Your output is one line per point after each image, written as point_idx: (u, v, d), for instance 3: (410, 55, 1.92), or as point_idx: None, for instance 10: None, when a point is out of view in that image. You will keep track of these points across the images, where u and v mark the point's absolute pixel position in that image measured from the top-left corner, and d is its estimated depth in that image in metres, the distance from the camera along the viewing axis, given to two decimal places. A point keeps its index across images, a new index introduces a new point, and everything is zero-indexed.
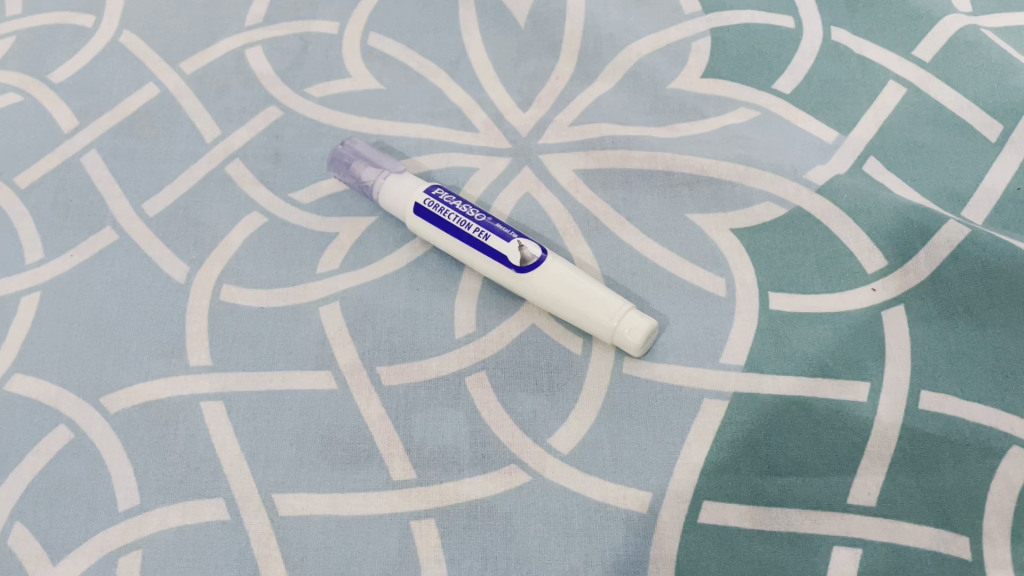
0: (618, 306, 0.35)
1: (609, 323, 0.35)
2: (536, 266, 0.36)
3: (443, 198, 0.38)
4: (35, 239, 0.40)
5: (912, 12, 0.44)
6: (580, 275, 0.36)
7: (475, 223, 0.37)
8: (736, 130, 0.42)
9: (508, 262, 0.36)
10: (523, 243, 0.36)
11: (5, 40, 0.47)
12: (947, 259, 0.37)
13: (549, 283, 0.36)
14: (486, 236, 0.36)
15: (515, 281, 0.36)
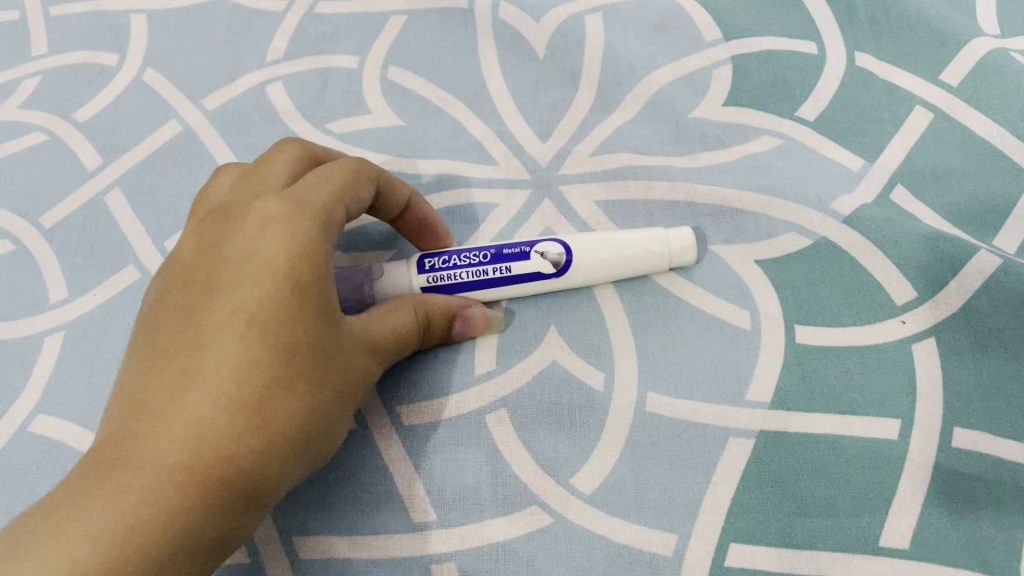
0: (660, 257, 0.36)
1: (663, 254, 0.36)
2: (568, 267, 0.36)
3: (439, 267, 0.36)
4: (59, 279, 0.42)
5: (939, 35, 0.43)
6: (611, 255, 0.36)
7: (488, 264, 0.36)
8: (759, 159, 0.41)
9: (544, 276, 0.36)
10: (540, 250, 0.36)
11: (30, 79, 0.47)
12: (979, 289, 0.36)
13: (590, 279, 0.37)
14: (508, 269, 0.36)
15: (561, 284, 0.37)
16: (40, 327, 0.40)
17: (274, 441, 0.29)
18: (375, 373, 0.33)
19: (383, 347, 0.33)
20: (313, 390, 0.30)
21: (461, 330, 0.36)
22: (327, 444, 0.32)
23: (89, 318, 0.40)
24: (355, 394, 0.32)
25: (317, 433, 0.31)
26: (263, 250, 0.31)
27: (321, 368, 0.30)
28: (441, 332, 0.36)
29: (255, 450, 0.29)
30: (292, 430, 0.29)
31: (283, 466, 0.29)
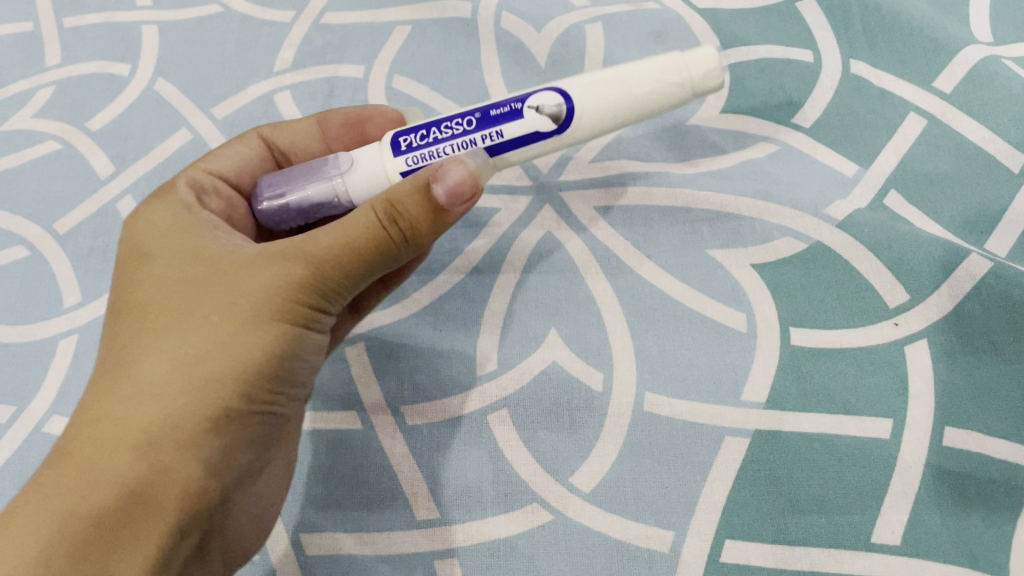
0: (679, 81, 0.31)
1: (678, 86, 0.31)
2: (571, 114, 0.32)
3: (415, 144, 0.32)
4: (73, 283, 0.43)
5: (932, 43, 0.44)
6: (616, 93, 0.31)
7: (476, 132, 0.32)
8: (756, 165, 0.42)
9: (543, 134, 0.32)
10: (535, 105, 0.31)
11: (44, 88, 0.48)
12: (970, 292, 0.37)
13: (597, 122, 0.32)
14: (499, 134, 0.32)
15: (563, 141, 0.33)
16: (54, 331, 0.42)
17: (159, 380, 0.30)
18: (305, 283, 0.31)
19: (315, 252, 0.31)
20: (198, 322, 0.31)
21: (441, 192, 0.30)
22: (252, 368, 0.31)
23: (102, 322, 0.42)
24: (273, 312, 0.31)
25: (223, 359, 0.30)
26: (149, 230, 0.34)
27: (206, 303, 0.31)
28: (415, 208, 0.30)
29: (141, 400, 0.30)
30: (178, 364, 0.30)
31: (184, 399, 0.30)
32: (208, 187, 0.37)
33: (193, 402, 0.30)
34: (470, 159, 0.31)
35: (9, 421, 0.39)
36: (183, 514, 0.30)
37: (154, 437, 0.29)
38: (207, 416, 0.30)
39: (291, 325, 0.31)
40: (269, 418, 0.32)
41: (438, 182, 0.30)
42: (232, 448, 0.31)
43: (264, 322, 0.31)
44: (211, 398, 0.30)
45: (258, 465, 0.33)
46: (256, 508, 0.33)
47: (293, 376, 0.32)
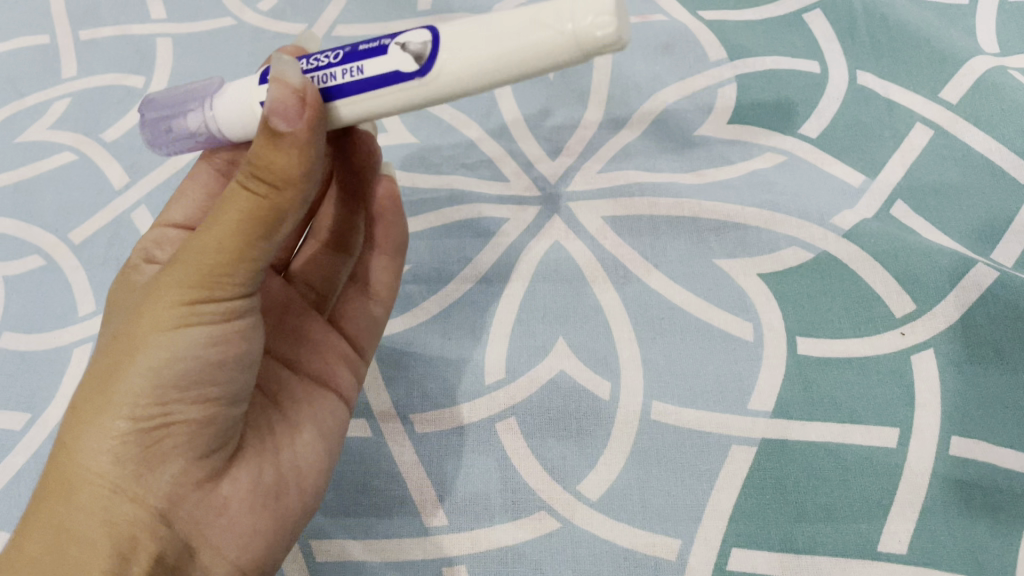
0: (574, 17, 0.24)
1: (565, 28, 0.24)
2: (436, 49, 0.26)
3: None
4: (87, 292, 0.43)
5: (938, 54, 0.44)
6: (490, 56, 0.25)
7: (337, 67, 0.27)
8: (763, 175, 0.42)
9: (402, 76, 0.26)
10: (403, 37, 0.26)
11: (61, 100, 0.49)
12: (977, 302, 0.37)
13: (466, 67, 0.25)
14: (360, 69, 0.27)
15: (435, 90, 0.26)
16: (69, 339, 0.42)
17: (76, 414, 0.29)
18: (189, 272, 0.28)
19: (202, 240, 0.28)
20: (110, 346, 0.29)
21: (283, 128, 0.26)
22: (153, 379, 0.28)
23: None
24: (172, 314, 0.28)
25: (124, 378, 0.28)
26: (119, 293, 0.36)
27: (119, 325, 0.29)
28: (274, 157, 0.26)
29: (63, 431, 0.29)
30: (90, 393, 0.28)
31: (95, 426, 0.28)
32: (160, 239, 0.39)
33: (99, 429, 0.28)
34: (293, 78, 0.26)
35: (25, 428, 0.40)
36: (116, 547, 0.28)
37: (72, 473, 0.28)
38: (117, 440, 0.28)
39: (190, 322, 0.28)
40: (193, 428, 0.29)
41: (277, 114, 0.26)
42: (153, 469, 0.28)
43: (162, 328, 0.28)
44: (115, 421, 0.28)
45: (209, 478, 0.30)
46: (229, 524, 0.30)
47: (217, 376, 0.29)
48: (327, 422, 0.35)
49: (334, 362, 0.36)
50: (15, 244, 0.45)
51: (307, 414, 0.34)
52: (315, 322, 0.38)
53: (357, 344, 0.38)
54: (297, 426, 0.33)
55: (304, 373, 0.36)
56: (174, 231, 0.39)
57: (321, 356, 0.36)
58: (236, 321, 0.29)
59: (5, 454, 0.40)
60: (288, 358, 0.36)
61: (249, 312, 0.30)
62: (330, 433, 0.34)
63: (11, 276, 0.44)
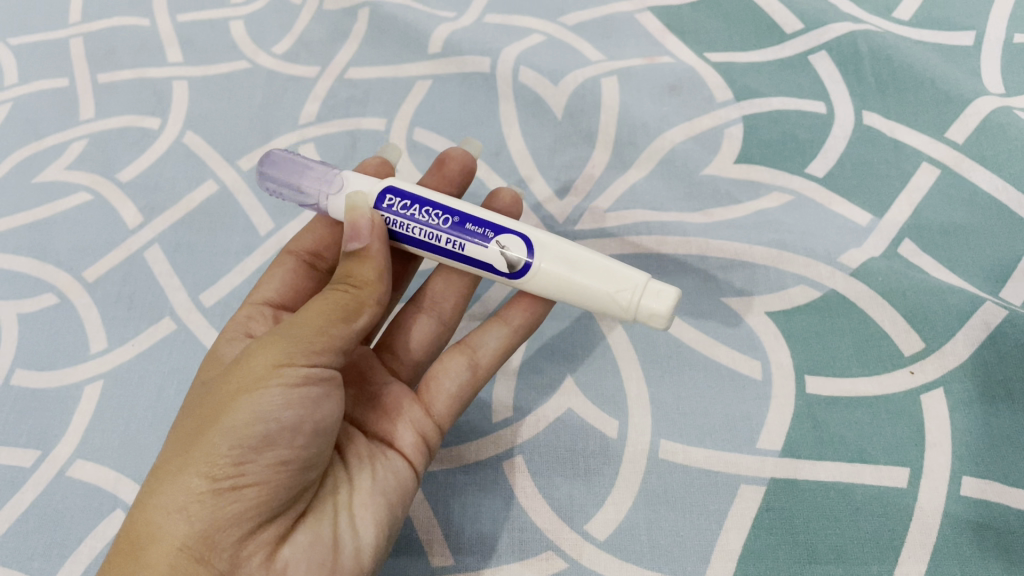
0: (625, 302, 0.30)
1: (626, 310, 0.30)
2: (531, 265, 0.32)
3: (394, 208, 0.33)
4: (100, 329, 0.44)
5: (943, 94, 0.45)
6: (565, 289, 0.32)
7: (443, 233, 0.32)
8: (769, 214, 0.42)
9: (497, 270, 0.32)
10: (504, 243, 0.32)
11: (77, 141, 0.51)
12: (985, 341, 0.37)
13: (547, 289, 0.32)
14: (462, 247, 0.32)
15: (515, 283, 0.33)
16: (80, 376, 0.42)
17: (157, 474, 0.29)
18: (280, 350, 0.29)
19: (302, 323, 0.30)
20: (192, 417, 0.30)
21: (357, 245, 0.32)
22: (232, 437, 0.28)
23: (128, 368, 0.43)
24: (255, 378, 0.29)
25: (204, 437, 0.28)
26: (207, 366, 0.37)
27: (201, 399, 0.30)
28: (363, 270, 0.32)
29: (140, 495, 0.29)
30: (167, 459, 0.29)
31: (175, 486, 0.28)
32: (252, 314, 0.40)
33: (177, 488, 0.28)
34: (362, 202, 0.32)
35: (34, 465, 0.40)
36: None
37: (148, 530, 0.28)
38: (191, 496, 0.28)
39: (271, 384, 0.29)
40: (262, 489, 0.28)
41: (352, 238, 0.32)
42: (222, 525, 0.28)
43: (245, 391, 0.29)
44: (191, 478, 0.28)
45: (270, 541, 0.29)
46: None
47: (296, 439, 0.29)
48: (387, 483, 0.33)
49: (402, 426, 0.35)
50: (29, 282, 0.46)
51: (366, 475, 0.32)
52: (395, 386, 0.36)
53: (432, 416, 0.36)
54: (359, 487, 0.32)
55: (371, 435, 0.34)
56: (265, 308, 0.40)
57: (391, 417, 0.35)
58: (314, 390, 0.30)
59: (13, 492, 0.40)
60: (361, 424, 0.35)
61: (329, 390, 0.30)
62: (393, 498, 0.33)
63: (26, 313, 0.45)
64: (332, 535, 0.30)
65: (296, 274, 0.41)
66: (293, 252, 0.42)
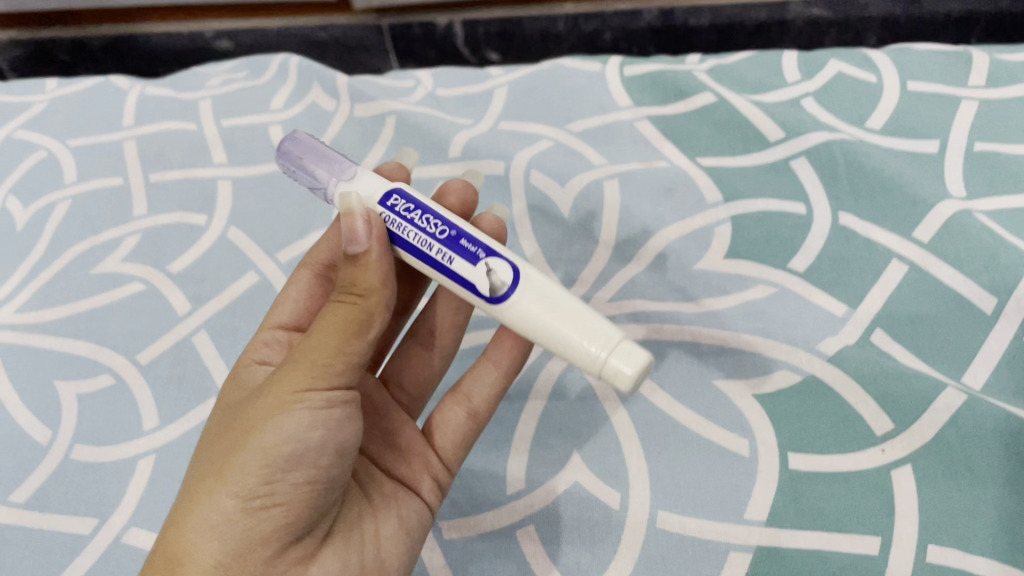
0: (597, 348, 0.32)
1: (598, 358, 0.31)
2: (513, 293, 0.33)
3: (398, 210, 0.35)
4: (152, 407, 0.49)
5: (910, 198, 0.50)
6: (545, 320, 0.33)
7: (437, 244, 0.34)
8: (755, 305, 0.47)
9: (477, 291, 0.34)
10: (493, 267, 0.33)
11: (131, 236, 0.57)
12: (948, 422, 0.41)
13: (528, 316, 0.33)
14: (450, 259, 0.34)
15: (492, 309, 0.34)
16: (134, 450, 0.47)
17: (193, 492, 0.33)
18: (299, 374, 0.33)
19: (313, 342, 0.33)
20: (226, 437, 0.34)
21: (358, 249, 0.33)
22: (260, 462, 0.32)
23: (177, 443, 0.47)
24: (279, 404, 0.33)
25: (234, 461, 0.32)
26: (234, 385, 0.42)
27: (231, 420, 0.34)
28: (364, 276, 0.32)
29: (177, 513, 0.33)
30: (204, 475, 0.33)
31: (210, 506, 0.32)
32: (269, 339, 0.46)
33: (211, 509, 0.32)
34: (358, 209, 0.34)
35: (92, 533, 0.44)
36: None
37: (186, 546, 0.32)
38: (224, 516, 0.32)
39: (293, 411, 0.32)
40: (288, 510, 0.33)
41: (354, 240, 0.33)
42: (253, 545, 0.32)
43: (270, 417, 0.33)
44: (224, 500, 0.32)
45: (298, 559, 0.33)
46: None
47: (319, 460, 0.33)
48: (411, 519, 0.39)
49: (420, 470, 0.41)
50: (88, 364, 0.51)
51: (389, 511, 0.38)
52: (408, 425, 0.42)
53: (443, 457, 0.42)
54: (383, 522, 0.38)
55: (392, 476, 0.41)
56: (281, 331, 0.46)
57: (408, 462, 0.41)
58: (333, 415, 0.33)
59: (74, 557, 0.44)
60: (382, 465, 0.41)
61: (345, 411, 0.34)
62: (413, 531, 0.39)
63: (84, 393, 0.49)
64: (359, 561, 0.35)
65: (310, 293, 0.47)
66: (306, 267, 0.47)
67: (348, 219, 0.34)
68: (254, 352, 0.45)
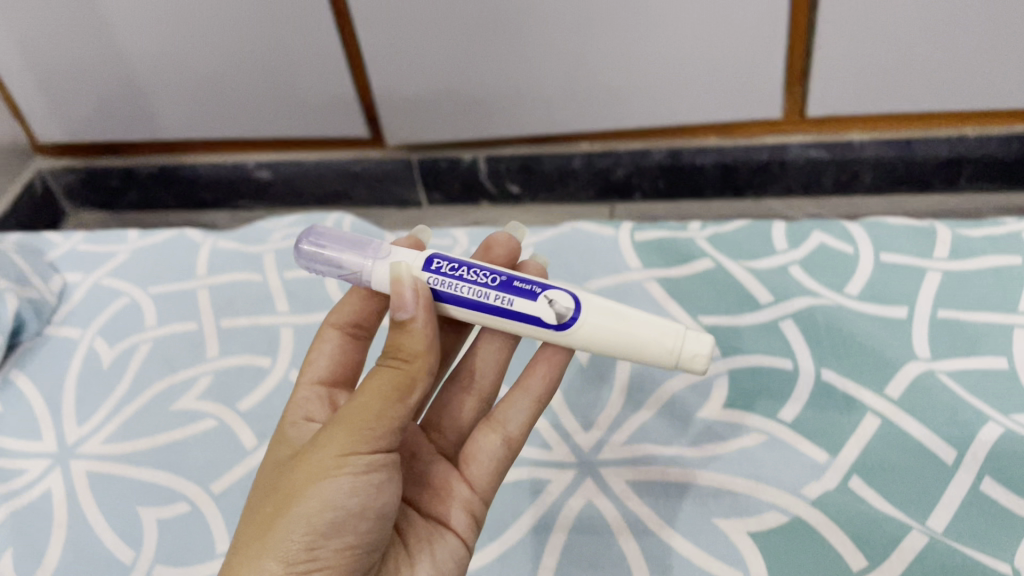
0: (672, 343, 0.43)
1: (673, 351, 0.43)
2: (578, 318, 0.44)
3: (448, 271, 0.46)
4: (222, 533, 0.56)
5: (882, 358, 0.58)
6: (617, 334, 0.44)
7: (493, 291, 0.45)
8: (749, 450, 0.55)
9: (547, 323, 0.44)
10: (552, 299, 0.44)
11: (204, 375, 0.65)
12: (915, 561, 0.48)
13: (600, 335, 0.44)
14: (508, 301, 0.44)
15: (559, 337, 0.45)
16: (205, 571, 0.54)
17: (243, 550, 0.40)
18: (343, 442, 0.41)
19: (357, 412, 0.41)
20: (270, 499, 0.41)
21: (404, 318, 0.42)
22: (307, 523, 0.40)
23: None
24: (324, 469, 0.41)
25: (282, 521, 0.40)
26: (279, 431, 0.49)
27: (276, 483, 0.42)
28: (410, 346, 0.42)
29: (228, 569, 0.40)
30: (251, 536, 0.40)
31: (259, 563, 0.39)
32: (309, 393, 0.52)
33: (261, 567, 0.39)
34: (410, 278, 0.44)
35: None
36: None
37: None
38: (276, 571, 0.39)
39: (338, 474, 0.40)
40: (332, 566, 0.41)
41: (401, 313, 0.42)
42: None
43: (315, 483, 0.40)
44: (274, 559, 0.39)
45: None
46: None
47: (359, 522, 0.41)
48: (444, 560, 0.47)
49: (455, 506, 0.49)
50: (168, 492, 0.58)
51: (424, 554, 0.46)
52: (440, 466, 0.50)
53: (475, 490, 0.50)
54: (419, 568, 0.46)
55: (428, 516, 0.48)
56: (320, 385, 0.53)
57: (445, 502, 0.49)
58: (372, 478, 0.41)
59: None
60: (418, 505, 0.49)
61: (382, 473, 0.42)
62: (446, 571, 0.47)
63: (163, 517, 0.57)
64: None
65: (343, 351, 0.55)
66: (338, 323, 0.55)
67: (397, 293, 0.43)
68: (297, 403, 0.51)
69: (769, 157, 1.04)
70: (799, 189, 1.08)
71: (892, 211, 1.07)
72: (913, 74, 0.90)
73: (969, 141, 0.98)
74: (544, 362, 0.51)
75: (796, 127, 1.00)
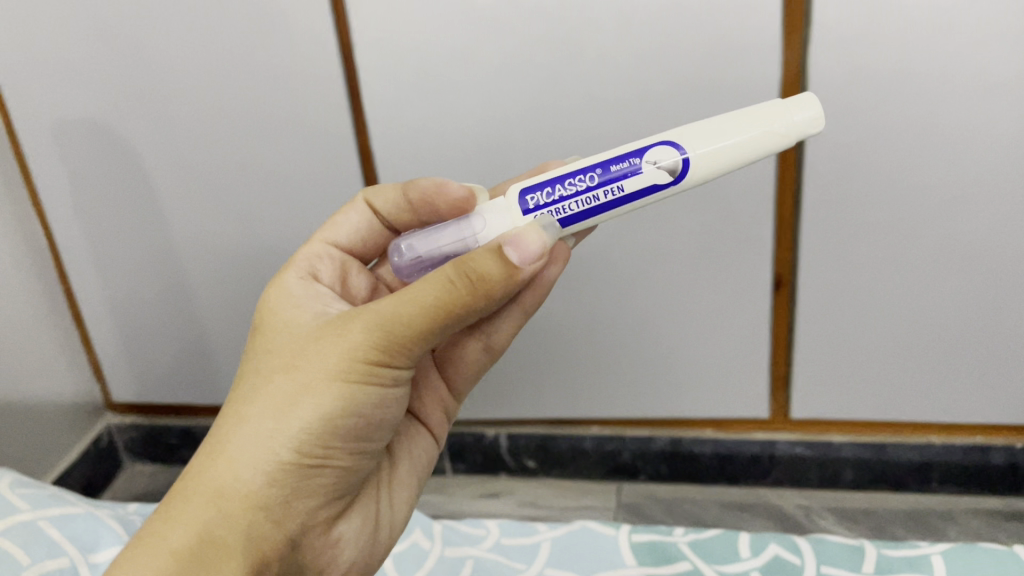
0: (786, 124, 0.65)
1: (783, 104, 0.66)
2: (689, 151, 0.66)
3: (561, 194, 0.67)
4: None
5: None
6: (735, 128, 0.66)
7: (605, 185, 0.67)
8: None
9: (663, 181, 0.67)
10: (655, 160, 0.66)
11: None
12: None
13: (719, 148, 0.66)
14: (620, 185, 0.67)
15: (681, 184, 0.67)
16: None
17: (265, 432, 0.64)
18: (372, 355, 0.64)
19: (397, 331, 0.62)
20: (292, 387, 0.64)
21: (515, 259, 0.61)
22: (315, 437, 0.64)
23: None
24: (343, 372, 0.64)
25: (298, 424, 0.64)
26: (304, 301, 0.72)
27: (302, 372, 0.65)
28: (484, 265, 0.61)
29: (246, 436, 0.64)
30: (273, 422, 0.64)
31: (275, 447, 0.64)
32: (317, 261, 0.78)
33: (275, 452, 0.64)
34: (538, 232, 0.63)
35: None
36: (256, 542, 0.64)
37: (246, 480, 0.64)
38: (285, 457, 0.64)
39: (352, 390, 0.64)
40: (332, 468, 0.67)
41: (512, 249, 0.61)
42: (299, 461, 0.65)
43: (333, 377, 0.64)
44: (287, 450, 0.64)
45: (316, 511, 0.68)
46: (331, 539, 0.71)
47: (367, 418, 0.67)
48: (417, 454, 0.81)
49: (432, 406, 0.83)
50: None
51: (405, 457, 0.79)
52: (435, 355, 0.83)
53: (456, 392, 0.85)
54: (399, 476, 0.78)
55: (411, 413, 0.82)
56: (333, 250, 0.80)
57: (422, 402, 0.83)
58: (373, 395, 0.66)
59: None
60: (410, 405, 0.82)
61: (380, 393, 0.66)
62: (420, 466, 0.81)
63: None
64: (377, 508, 0.75)
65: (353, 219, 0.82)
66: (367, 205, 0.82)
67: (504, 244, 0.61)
68: (313, 271, 0.77)
69: (761, 449, 1.32)
70: (788, 482, 1.34)
71: (878, 507, 1.29)
72: (854, 386, 1.23)
73: (939, 448, 1.25)
74: (554, 265, 0.76)
75: (782, 426, 1.30)
